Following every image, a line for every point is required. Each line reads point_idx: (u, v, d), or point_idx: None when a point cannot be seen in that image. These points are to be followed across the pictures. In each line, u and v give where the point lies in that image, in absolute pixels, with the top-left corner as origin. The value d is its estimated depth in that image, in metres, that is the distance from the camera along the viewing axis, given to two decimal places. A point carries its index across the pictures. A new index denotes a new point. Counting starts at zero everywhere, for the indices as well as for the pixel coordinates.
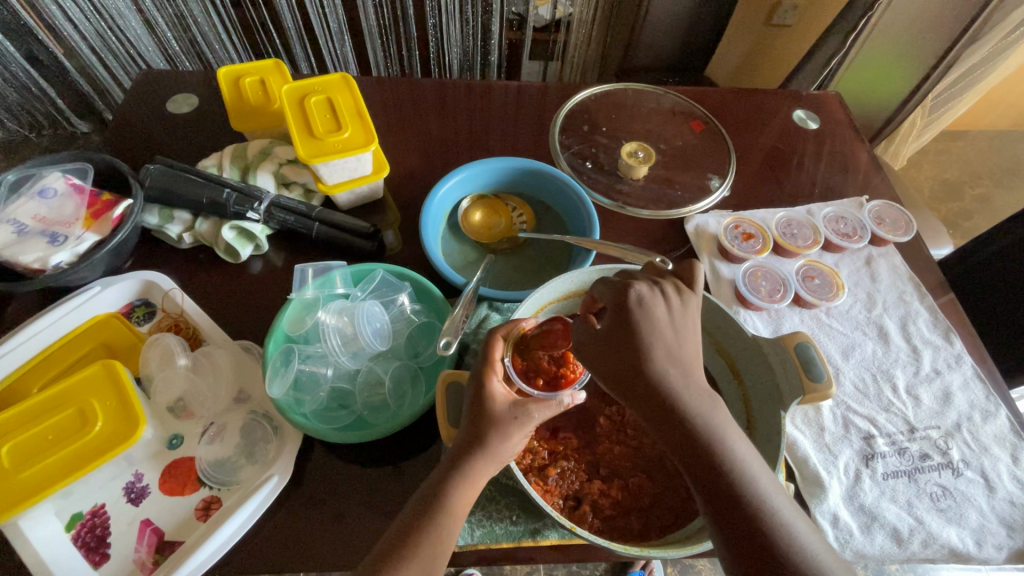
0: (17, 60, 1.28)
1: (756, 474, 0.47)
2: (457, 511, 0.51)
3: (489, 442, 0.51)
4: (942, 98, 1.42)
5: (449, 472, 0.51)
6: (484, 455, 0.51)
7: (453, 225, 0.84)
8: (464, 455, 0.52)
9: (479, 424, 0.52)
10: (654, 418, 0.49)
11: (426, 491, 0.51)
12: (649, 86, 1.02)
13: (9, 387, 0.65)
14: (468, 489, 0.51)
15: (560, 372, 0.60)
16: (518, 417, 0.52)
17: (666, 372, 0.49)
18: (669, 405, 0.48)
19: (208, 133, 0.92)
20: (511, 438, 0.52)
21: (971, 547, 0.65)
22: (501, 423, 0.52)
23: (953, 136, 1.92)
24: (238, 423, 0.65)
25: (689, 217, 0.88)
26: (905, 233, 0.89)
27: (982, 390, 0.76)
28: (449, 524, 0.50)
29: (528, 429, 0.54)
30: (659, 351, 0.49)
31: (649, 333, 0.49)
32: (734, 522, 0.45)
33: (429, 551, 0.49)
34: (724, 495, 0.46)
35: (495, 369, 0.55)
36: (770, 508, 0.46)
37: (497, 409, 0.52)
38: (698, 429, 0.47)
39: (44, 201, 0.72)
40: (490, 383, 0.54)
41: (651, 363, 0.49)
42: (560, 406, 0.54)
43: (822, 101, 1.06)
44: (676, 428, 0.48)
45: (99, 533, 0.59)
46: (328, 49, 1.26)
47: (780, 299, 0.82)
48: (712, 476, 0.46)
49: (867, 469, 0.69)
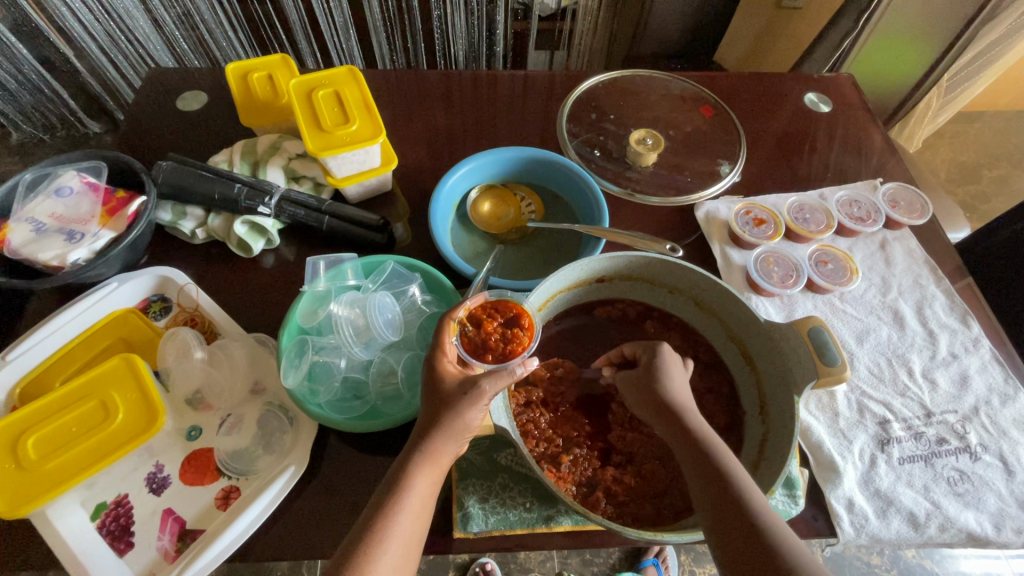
0: (29, 61, 1.30)
1: (772, 509, 0.49)
2: (424, 491, 0.51)
3: (442, 421, 0.52)
4: (959, 78, 1.38)
5: (409, 458, 0.52)
6: (442, 431, 0.52)
7: (461, 216, 0.84)
8: (424, 434, 0.53)
9: (435, 406, 0.54)
10: (677, 447, 0.55)
11: (393, 473, 0.52)
12: (658, 72, 1.01)
13: (33, 381, 0.67)
14: (431, 468, 0.52)
15: (508, 348, 0.62)
16: (468, 392, 0.52)
17: (686, 407, 0.56)
18: (686, 431, 0.54)
19: (218, 129, 0.92)
20: (467, 414, 0.53)
21: (989, 530, 0.64)
22: (452, 401, 0.53)
23: (970, 117, 1.88)
24: (254, 414, 0.67)
25: (699, 204, 0.87)
26: (920, 216, 0.87)
27: (1000, 373, 0.75)
28: (418, 505, 0.51)
29: (484, 403, 0.53)
30: (678, 391, 0.58)
31: (669, 374, 0.59)
32: (737, 542, 0.47)
33: (404, 533, 0.49)
34: (735, 517, 0.48)
35: (446, 351, 0.58)
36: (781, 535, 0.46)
37: (449, 388, 0.54)
38: (706, 449, 0.52)
39: (61, 199, 0.73)
40: (440, 364, 0.56)
41: (672, 398, 0.57)
42: (513, 376, 0.55)
43: (834, 83, 1.04)
44: (690, 446, 0.54)
45: (123, 522, 0.60)
46: (334, 43, 1.25)
47: (792, 285, 0.81)
48: (719, 491, 0.50)
49: (882, 454, 0.68)
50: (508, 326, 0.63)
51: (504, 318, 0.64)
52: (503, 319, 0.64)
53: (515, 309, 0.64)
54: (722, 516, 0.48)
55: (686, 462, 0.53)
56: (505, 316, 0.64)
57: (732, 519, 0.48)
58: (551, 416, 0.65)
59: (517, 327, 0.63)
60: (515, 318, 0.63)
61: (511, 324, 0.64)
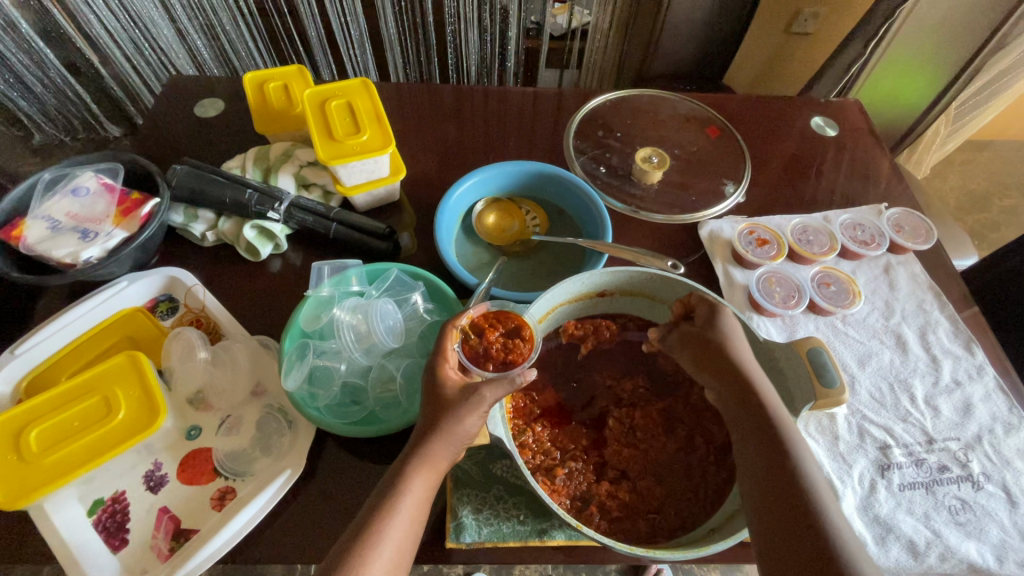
0: (56, 67, 1.34)
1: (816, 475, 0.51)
2: (421, 495, 0.52)
3: (441, 424, 0.53)
4: (967, 106, 1.39)
5: (406, 461, 0.52)
6: (441, 437, 0.52)
7: (467, 227, 0.85)
8: (425, 435, 0.53)
9: (434, 410, 0.54)
10: (732, 406, 0.56)
11: (390, 475, 0.52)
12: (665, 93, 1.03)
13: (39, 376, 0.68)
14: (429, 471, 0.52)
15: (509, 358, 0.62)
16: (467, 397, 0.53)
17: (749, 369, 0.57)
18: (747, 395, 0.55)
19: (233, 136, 0.95)
20: (466, 420, 0.53)
21: (991, 562, 0.63)
22: (452, 405, 0.53)
23: (979, 145, 1.88)
24: (254, 416, 0.67)
25: (703, 222, 0.88)
26: (925, 241, 0.88)
27: (1004, 402, 0.74)
28: (415, 508, 0.51)
29: (483, 409, 0.54)
30: (742, 357, 0.57)
31: (737, 337, 0.58)
32: (778, 500, 0.49)
33: (399, 535, 0.49)
34: (779, 480, 0.50)
35: (448, 357, 0.58)
36: (826, 511, 0.48)
37: (448, 394, 0.55)
38: (764, 411, 0.54)
39: (77, 199, 0.75)
40: (441, 370, 0.57)
41: (736, 362, 0.57)
42: (513, 386, 0.54)
43: (840, 109, 1.05)
44: (748, 407, 0.55)
45: (120, 519, 0.61)
46: (349, 55, 1.28)
47: (794, 305, 0.81)
48: (769, 449, 0.52)
49: (882, 480, 0.68)
50: (509, 336, 0.64)
51: (505, 328, 0.64)
52: (505, 329, 0.64)
53: (516, 320, 0.65)
54: (768, 476, 0.51)
55: (742, 423, 0.55)
56: (506, 326, 0.64)
57: (780, 487, 0.50)
58: (552, 429, 0.66)
59: (518, 337, 0.64)
60: (516, 329, 0.64)
61: (511, 334, 0.64)
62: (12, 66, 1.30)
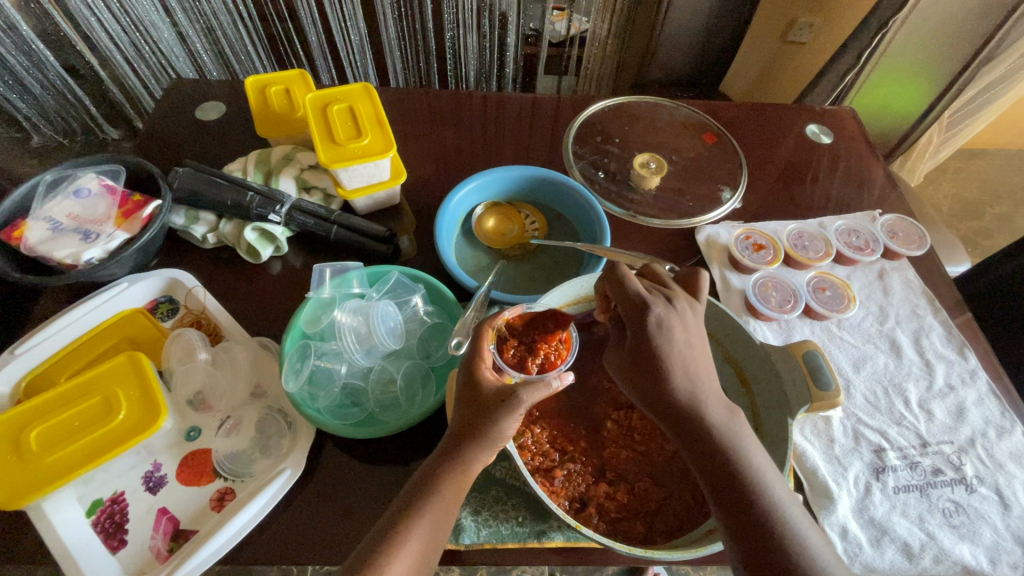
0: (55, 69, 1.35)
1: (777, 496, 0.49)
2: (450, 497, 0.52)
3: (474, 426, 0.53)
4: (959, 115, 1.41)
5: (440, 462, 0.53)
6: (477, 441, 0.53)
7: (466, 231, 0.86)
8: (460, 438, 0.53)
9: (470, 412, 0.54)
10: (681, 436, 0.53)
11: (420, 477, 0.53)
12: (663, 99, 1.04)
13: (39, 377, 0.69)
14: (459, 475, 0.53)
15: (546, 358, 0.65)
16: (506, 400, 0.52)
17: (693, 390, 0.53)
18: (694, 425, 0.52)
19: (234, 139, 0.95)
20: (503, 423, 0.52)
21: (985, 564, 0.63)
22: (488, 408, 0.53)
23: (970, 154, 1.91)
24: (254, 417, 0.68)
25: (700, 227, 0.88)
26: (918, 247, 0.89)
27: (997, 406, 0.75)
28: (439, 511, 0.52)
29: (521, 412, 0.53)
30: (682, 379, 0.53)
31: (673, 353, 0.54)
32: (747, 535, 0.48)
33: (424, 536, 0.50)
34: (743, 513, 0.48)
35: (484, 357, 0.58)
36: (793, 536, 0.47)
37: (486, 395, 0.54)
38: (715, 441, 0.51)
39: (79, 200, 0.75)
40: (478, 371, 0.56)
41: (677, 389, 0.52)
42: (549, 389, 0.54)
43: (834, 117, 1.06)
44: (696, 438, 0.51)
45: (118, 519, 0.61)
46: (349, 60, 1.29)
47: (790, 309, 0.82)
48: (726, 481, 0.50)
49: (877, 483, 0.68)
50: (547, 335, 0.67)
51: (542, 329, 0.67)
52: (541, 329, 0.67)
53: None
54: (731, 509, 0.49)
55: (695, 455, 0.52)
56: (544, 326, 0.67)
57: (746, 522, 0.48)
58: (552, 432, 0.66)
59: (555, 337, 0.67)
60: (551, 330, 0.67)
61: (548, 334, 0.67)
62: (12, 68, 1.30)
